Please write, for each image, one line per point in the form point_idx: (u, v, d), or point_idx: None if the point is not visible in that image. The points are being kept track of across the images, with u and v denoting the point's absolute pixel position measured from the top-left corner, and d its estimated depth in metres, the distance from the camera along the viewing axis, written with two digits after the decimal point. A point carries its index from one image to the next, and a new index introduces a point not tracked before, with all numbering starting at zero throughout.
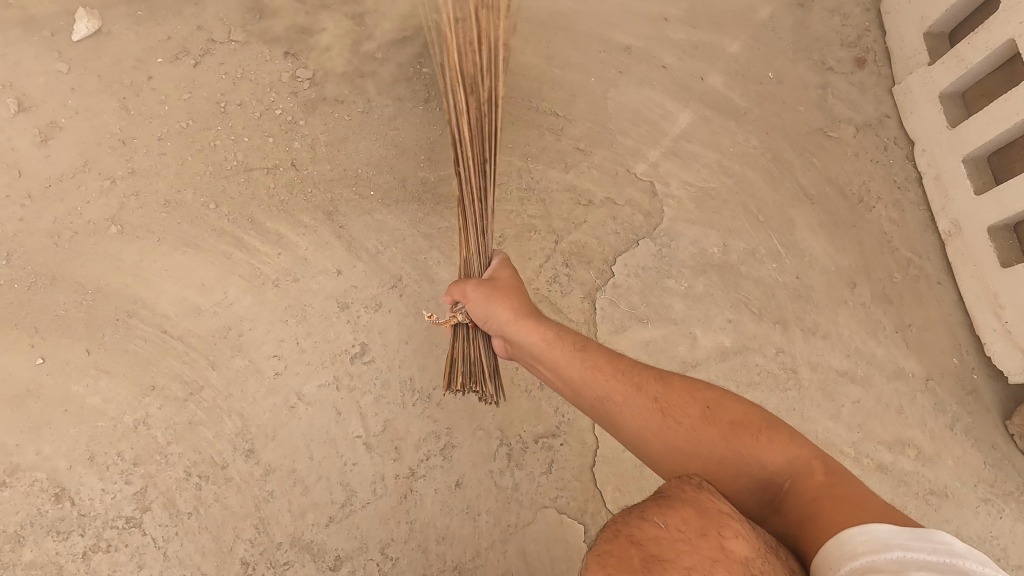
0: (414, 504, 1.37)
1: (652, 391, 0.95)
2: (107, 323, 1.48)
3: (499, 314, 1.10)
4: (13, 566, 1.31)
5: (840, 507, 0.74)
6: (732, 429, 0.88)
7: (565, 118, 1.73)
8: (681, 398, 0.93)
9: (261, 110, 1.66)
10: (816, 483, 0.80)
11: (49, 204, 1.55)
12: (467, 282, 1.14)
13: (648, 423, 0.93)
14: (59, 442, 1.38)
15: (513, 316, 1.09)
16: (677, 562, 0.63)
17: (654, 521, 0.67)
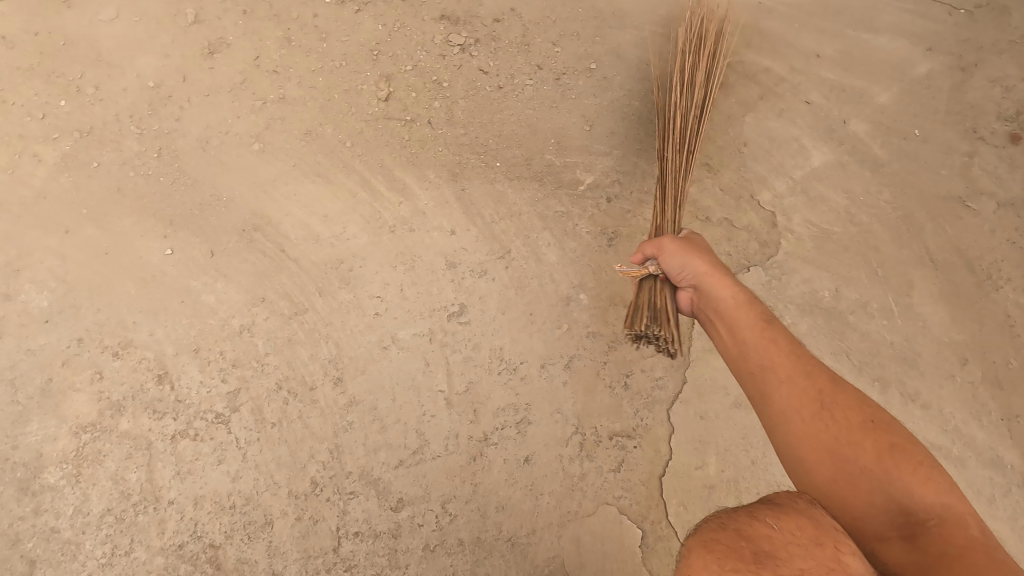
0: (482, 468, 1.40)
1: (819, 382, 1.03)
2: (233, 230, 1.55)
3: (693, 266, 1.22)
4: (109, 432, 1.38)
5: (984, 556, 0.79)
6: (886, 448, 0.95)
7: (699, 132, 1.72)
8: (845, 402, 1.00)
9: (409, 65, 1.71)
10: (962, 532, 0.85)
11: (204, 111, 1.64)
12: (664, 238, 1.26)
13: (805, 411, 1.01)
14: (171, 329, 1.46)
15: (713, 273, 1.20)
16: (789, 563, 0.59)
17: (770, 520, 0.64)
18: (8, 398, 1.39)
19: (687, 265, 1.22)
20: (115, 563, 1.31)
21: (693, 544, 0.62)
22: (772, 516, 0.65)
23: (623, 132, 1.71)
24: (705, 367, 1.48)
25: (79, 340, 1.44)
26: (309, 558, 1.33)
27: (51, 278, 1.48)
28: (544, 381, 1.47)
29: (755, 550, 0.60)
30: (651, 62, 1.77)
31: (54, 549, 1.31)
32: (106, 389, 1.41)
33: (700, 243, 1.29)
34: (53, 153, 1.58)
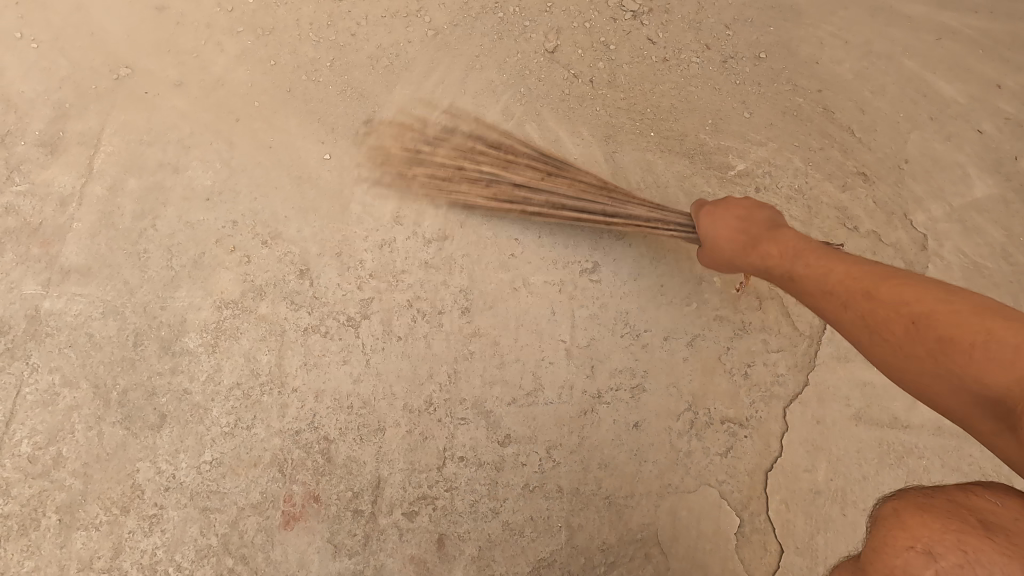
0: (591, 423, 1.41)
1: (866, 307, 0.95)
2: (384, 154, 1.59)
3: (730, 247, 1.28)
4: (248, 312, 1.44)
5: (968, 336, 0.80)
6: (940, 346, 0.82)
7: (860, 142, 1.67)
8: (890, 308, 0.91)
9: (579, 22, 1.72)
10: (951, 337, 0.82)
11: (378, 32, 1.66)
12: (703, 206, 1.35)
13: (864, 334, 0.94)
14: (318, 230, 1.52)
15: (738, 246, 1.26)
16: (1015, 534, 0.67)
17: (976, 502, 0.72)
18: (163, 261, 1.47)
19: (727, 246, 1.28)
20: (235, 434, 1.36)
21: (900, 500, 0.73)
22: (985, 495, 0.74)
23: (782, 126, 1.68)
24: (829, 373, 1.45)
25: (233, 222, 1.51)
26: (413, 471, 1.37)
27: (218, 161, 1.55)
28: (664, 353, 1.46)
29: (977, 519, 0.69)
30: (821, 62, 1.73)
31: (184, 409, 1.37)
32: (251, 272, 1.47)
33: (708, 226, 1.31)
34: (236, 46, 1.62)
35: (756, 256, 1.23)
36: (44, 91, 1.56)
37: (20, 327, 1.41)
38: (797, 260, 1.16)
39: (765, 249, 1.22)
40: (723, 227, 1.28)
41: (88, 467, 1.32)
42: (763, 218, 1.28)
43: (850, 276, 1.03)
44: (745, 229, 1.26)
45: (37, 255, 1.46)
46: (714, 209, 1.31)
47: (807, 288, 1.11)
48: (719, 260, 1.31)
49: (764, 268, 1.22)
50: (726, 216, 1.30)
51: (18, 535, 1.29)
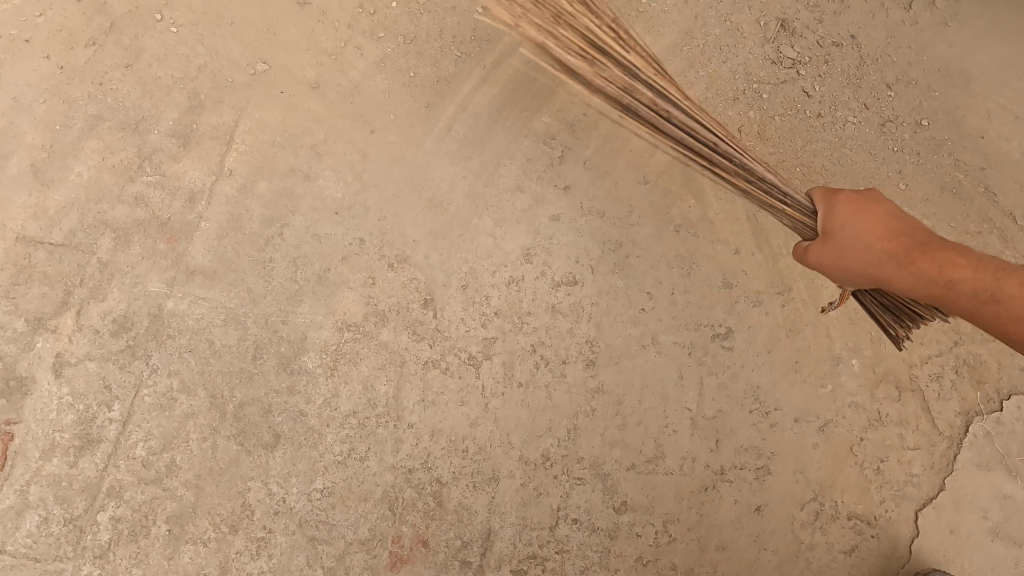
0: (711, 501, 1.35)
1: None
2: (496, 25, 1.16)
3: (880, 238, 0.96)
4: (369, 337, 1.40)
5: None
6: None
7: (1022, 230, 1.57)
8: None
9: (735, 65, 1.65)
10: None
11: (522, 52, 1.59)
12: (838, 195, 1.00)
13: None
14: (446, 257, 1.46)
15: (893, 237, 0.96)
16: None
17: None
18: (288, 273, 1.42)
19: (874, 247, 0.96)
20: (348, 465, 1.32)
21: None
22: None
23: (939, 203, 1.58)
24: (967, 481, 1.38)
25: (361, 240, 1.45)
26: (525, 527, 1.32)
27: (349, 171, 1.49)
28: (794, 436, 1.40)
29: None
30: (987, 136, 1.62)
31: (298, 432, 1.33)
32: (376, 295, 1.42)
33: (854, 238, 0.97)
34: (375, 52, 1.57)
35: (917, 263, 0.95)
36: (181, 78, 1.52)
37: (142, 324, 1.37)
38: (979, 273, 0.93)
39: (936, 256, 0.94)
40: (872, 236, 0.97)
41: (200, 480, 1.30)
42: (907, 218, 0.98)
43: None
44: (903, 232, 0.96)
45: (163, 251, 1.42)
46: (864, 199, 0.98)
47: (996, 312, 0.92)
48: (848, 261, 0.98)
49: (926, 276, 0.95)
50: (885, 213, 0.97)
51: (127, 541, 1.27)
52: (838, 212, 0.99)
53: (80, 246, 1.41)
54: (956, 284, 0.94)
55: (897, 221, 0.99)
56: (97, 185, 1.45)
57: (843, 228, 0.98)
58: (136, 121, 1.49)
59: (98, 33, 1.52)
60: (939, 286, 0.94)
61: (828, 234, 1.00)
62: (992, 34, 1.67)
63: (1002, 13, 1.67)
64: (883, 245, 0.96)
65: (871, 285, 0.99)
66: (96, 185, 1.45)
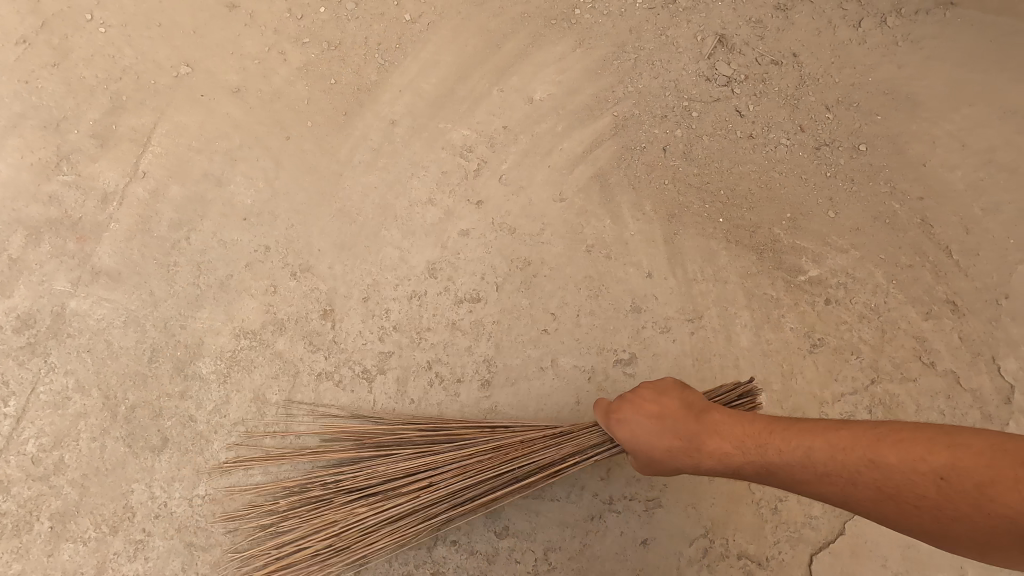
0: (596, 532, 1.33)
1: (868, 473, 0.88)
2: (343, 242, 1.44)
3: (657, 443, 1.06)
4: (265, 346, 1.40)
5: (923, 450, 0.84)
6: (985, 496, 0.77)
7: (958, 267, 1.49)
8: (884, 467, 0.86)
9: (667, 81, 1.58)
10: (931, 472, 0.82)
11: (447, 63, 1.55)
12: (608, 407, 1.13)
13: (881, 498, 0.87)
14: (350, 269, 1.44)
15: (675, 427, 1.05)
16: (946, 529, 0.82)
17: (945, 534, 0.83)
18: (190, 278, 1.43)
19: (645, 442, 1.07)
20: (232, 472, 1.34)
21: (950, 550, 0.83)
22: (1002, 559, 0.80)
23: (870, 233, 1.51)
24: (869, 527, 1.33)
25: (265, 248, 1.45)
26: (401, 546, 1.32)
27: (261, 178, 1.49)
28: (690, 470, 1.35)
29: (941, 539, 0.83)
30: (930, 165, 1.54)
31: (187, 437, 1.35)
32: (276, 304, 1.42)
33: (648, 420, 1.07)
34: (299, 57, 1.54)
35: (706, 454, 1.04)
36: (104, 79, 1.51)
37: (44, 322, 1.40)
38: (754, 448, 1.00)
39: (707, 449, 1.03)
40: (645, 425, 1.07)
41: (86, 478, 1.32)
42: (674, 399, 1.09)
43: (829, 453, 0.92)
44: (668, 427, 1.06)
45: (71, 251, 1.44)
46: (621, 404, 1.11)
47: (785, 478, 0.98)
48: (657, 464, 1.09)
49: (718, 458, 1.03)
50: (636, 420, 1.08)
51: (11, 534, 1.30)
52: (620, 433, 1.09)
53: None
54: (740, 463, 1.01)
55: (675, 410, 1.08)
56: (14, 183, 1.46)
57: (619, 420, 1.10)
58: (56, 120, 1.49)
59: (29, 31, 1.51)
60: (735, 459, 1.02)
61: (622, 445, 1.11)
62: (948, 56, 1.56)
63: (957, 35, 1.57)
64: (659, 442, 1.06)
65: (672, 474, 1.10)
66: (13, 183, 1.46)
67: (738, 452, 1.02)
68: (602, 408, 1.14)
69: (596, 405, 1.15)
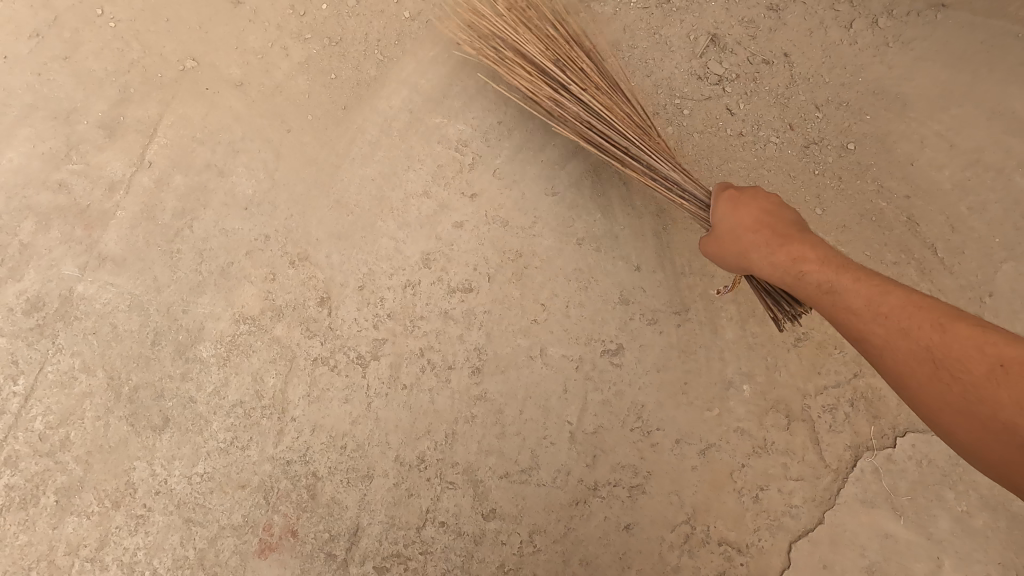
0: (580, 516, 1.38)
1: (904, 335, 0.89)
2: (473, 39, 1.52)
3: (739, 227, 1.13)
4: (263, 331, 1.45)
5: (969, 333, 0.84)
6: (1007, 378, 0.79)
7: (943, 264, 1.52)
8: (925, 335, 0.87)
9: (660, 80, 1.62)
10: (967, 352, 0.83)
11: (444, 60, 1.59)
12: (721, 198, 1.19)
13: (906, 361, 0.89)
14: (347, 258, 1.49)
15: (760, 227, 1.10)
16: (953, 407, 0.84)
17: (948, 408, 0.84)
18: (192, 265, 1.48)
19: (740, 229, 1.13)
20: (229, 452, 1.39)
21: (953, 436, 0.84)
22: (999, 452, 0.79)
23: (856, 230, 1.55)
24: (848, 517, 1.37)
25: (266, 237, 1.49)
26: (392, 525, 1.37)
27: (262, 169, 1.53)
28: (673, 459, 1.39)
29: (956, 419, 0.83)
30: (917, 164, 1.56)
31: (187, 417, 1.40)
32: (275, 290, 1.47)
33: (738, 223, 1.14)
34: (301, 52, 1.59)
35: (779, 257, 1.08)
36: (113, 72, 1.56)
37: (53, 305, 1.45)
38: (835, 270, 1.01)
39: (788, 249, 1.07)
40: (741, 222, 1.13)
41: (90, 456, 1.37)
42: (787, 214, 1.12)
43: (876, 308, 0.93)
44: (765, 222, 1.10)
45: (79, 237, 1.49)
46: (739, 194, 1.17)
47: (840, 304, 0.98)
48: (743, 254, 1.13)
49: (782, 267, 1.08)
50: (750, 207, 1.13)
51: (18, 507, 1.36)
52: (720, 214, 1.17)
53: (5, 228, 1.49)
54: (814, 278, 1.03)
55: (777, 219, 1.12)
56: (26, 172, 1.52)
57: (715, 207, 1.19)
58: (67, 111, 1.54)
59: (41, 25, 1.57)
60: (807, 274, 1.04)
61: (711, 225, 1.18)
62: (938, 56, 1.57)
63: (948, 37, 1.57)
64: (745, 233, 1.12)
65: (752, 273, 1.13)
66: (25, 172, 1.52)
67: (822, 270, 1.02)
68: (719, 190, 1.23)
69: (722, 189, 1.22)
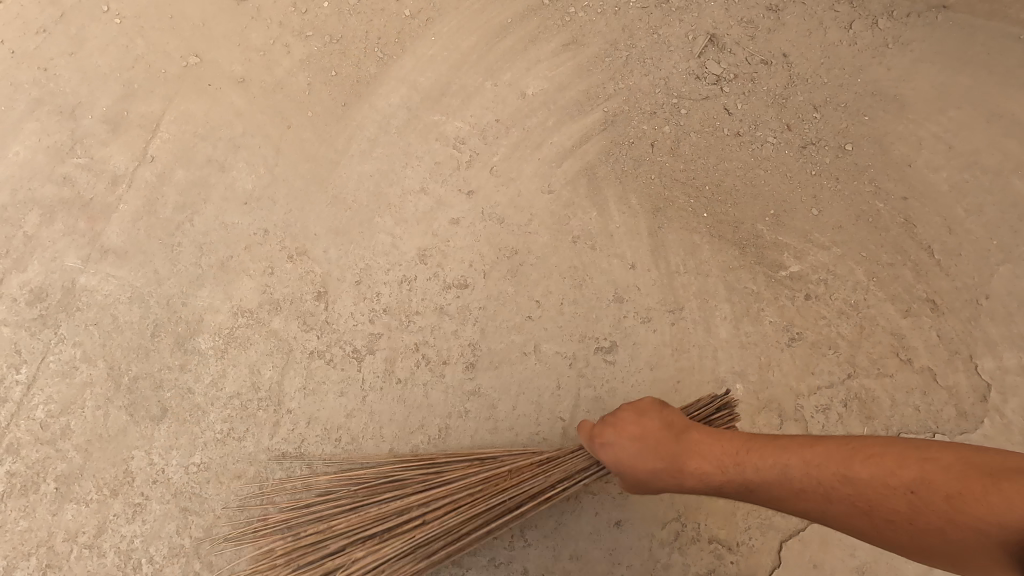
0: (571, 512, 1.39)
1: (844, 495, 0.93)
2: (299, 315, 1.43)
3: (626, 462, 1.09)
4: (261, 324, 1.47)
5: (897, 471, 0.89)
6: (957, 507, 0.84)
7: (939, 265, 1.51)
8: (860, 487, 0.92)
9: (657, 78, 1.62)
10: (903, 491, 0.88)
11: (444, 58, 1.61)
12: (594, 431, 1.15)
13: (860, 521, 0.93)
14: (344, 254, 1.51)
15: (639, 457, 1.08)
16: (918, 543, 0.89)
17: (916, 544, 0.89)
18: (192, 258, 1.50)
19: (625, 469, 1.10)
20: (226, 443, 1.41)
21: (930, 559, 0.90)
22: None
23: (852, 231, 1.54)
24: None
25: (265, 231, 1.51)
26: None
27: (262, 165, 1.55)
28: None
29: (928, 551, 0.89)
30: (915, 165, 1.56)
31: (185, 408, 1.42)
32: (273, 284, 1.49)
33: (633, 434, 1.09)
34: (302, 50, 1.61)
35: (682, 477, 1.07)
36: (117, 68, 1.59)
37: (55, 296, 1.48)
38: (735, 473, 1.03)
39: (688, 469, 1.06)
40: (629, 448, 1.09)
41: (89, 444, 1.40)
42: (650, 420, 1.10)
43: (807, 476, 0.96)
44: (654, 449, 1.08)
45: (82, 229, 1.52)
46: (598, 432, 1.13)
47: (771, 489, 1.00)
48: (642, 483, 1.11)
49: (686, 486, 1.08)
50: (620, 449, 1.10)
51: (19, 493, 1.38)
52: (607, 455, 1.12)
53: (11, 220, 1.52)
54: (726, 484, 1.04)
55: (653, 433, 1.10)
56: (31, 165, 1.54)
57: (603, 442, 1.12)
58: (72, 106, 1.57)
59: (49, 22, 1.60)
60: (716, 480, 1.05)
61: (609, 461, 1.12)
62: (937, 58, 1.58)
63: (945, 39, 1.59)
64: (640, 461, 1.08)
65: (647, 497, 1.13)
66: (31, 165, 1.54)
67: (713, 471, 1.05)
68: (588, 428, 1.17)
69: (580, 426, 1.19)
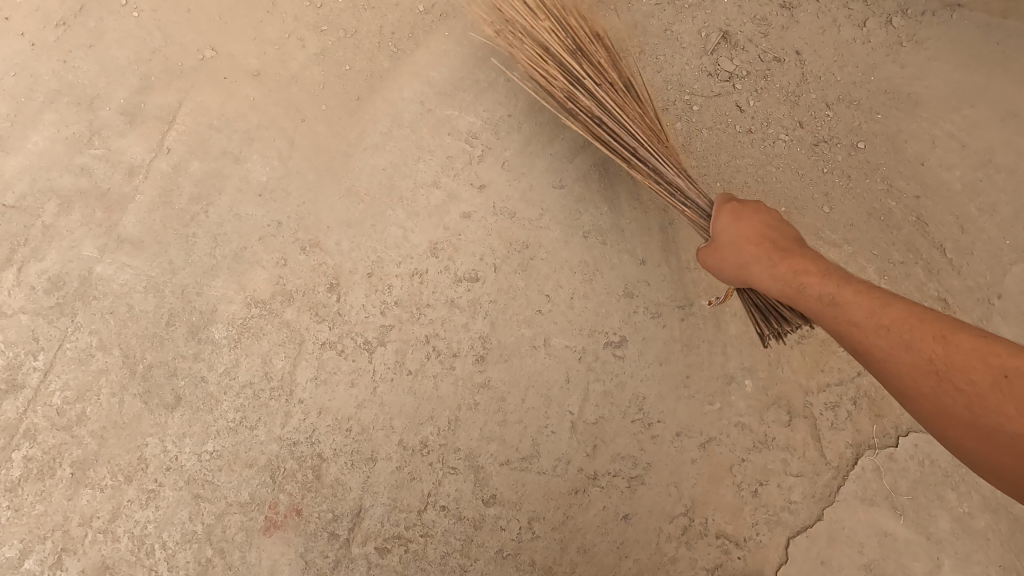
0: (580, 505, 1.41)
1: (890, 343, 0.98)
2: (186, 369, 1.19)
3: (744, 236, 1.19)
4: (274, 315, 1.48)
5: (952, 337, 0.93)
6: (1007, 388, 0.86)
7: (950, 265, 1.52)
8: (910, 343, 0.96)
9: (669, 75, 1.62)
10: (949, 358, 0.92)
11: (456, 53, 1.62)
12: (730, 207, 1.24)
13: (899, 372, 0.96)
14: (358, 246, 1.52)
15: (763, 241, 1.18)
16: (943, 410, 0.92)
17: (939, 411, 0.93)
18: (207, 249, 1.52)
19: (738, 253, 1.19)
20: (238, 432, 1.43)
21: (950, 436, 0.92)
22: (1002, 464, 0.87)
23: (864, 229, 1.55)
24: (847, 514, 1.38)
25: (279, 222, 1.53)
26: (394, 507, 1.41)
27: (276, 157, 1.57)
28: (672, 450, 1.42)
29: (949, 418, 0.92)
30: (927, 164, 1.55)
31: (198, 396, 1.44)
32: (286, 275, 1.50)
33: (748, 226, 1.20)
34: (316, 43, 1.61)
35: (782, 269, 1.15)
36: (133, 59, 1.59)
37: (72, 285, 1.49)
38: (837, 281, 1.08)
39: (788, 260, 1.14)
40: (744, 233, 1.19)
41: (105, 431, 1.42)
42: (787, 229, 1.19)
43: (868, 315, 1.01)
44: (767, 235, 1.18)
45: (98, 219, 1.53)
46: (741, 209, 1.22)
47: (837, 323, 1.06)
48: (745, 273, 1.20)
49: (786, 279, 1.14)
50: (748, 221, 1.20)
51: (35, 478, 1.40)
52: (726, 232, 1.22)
53: (29, 209, 1.52)
54: (816, 292, 1.10)
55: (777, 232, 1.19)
56: (46, 154, 1.54)
57: (721, 220, 1.25)
58: (90, 97, 1.57)
59: (65, 14, 1.58)
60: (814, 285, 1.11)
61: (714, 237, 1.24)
62: (951, 55, 1.56)
63: (959, 36, 1.56)
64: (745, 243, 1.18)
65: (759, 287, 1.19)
66: (48, 155, 1.54)
67: (822, 282, 1.09)
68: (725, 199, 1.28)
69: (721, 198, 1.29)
